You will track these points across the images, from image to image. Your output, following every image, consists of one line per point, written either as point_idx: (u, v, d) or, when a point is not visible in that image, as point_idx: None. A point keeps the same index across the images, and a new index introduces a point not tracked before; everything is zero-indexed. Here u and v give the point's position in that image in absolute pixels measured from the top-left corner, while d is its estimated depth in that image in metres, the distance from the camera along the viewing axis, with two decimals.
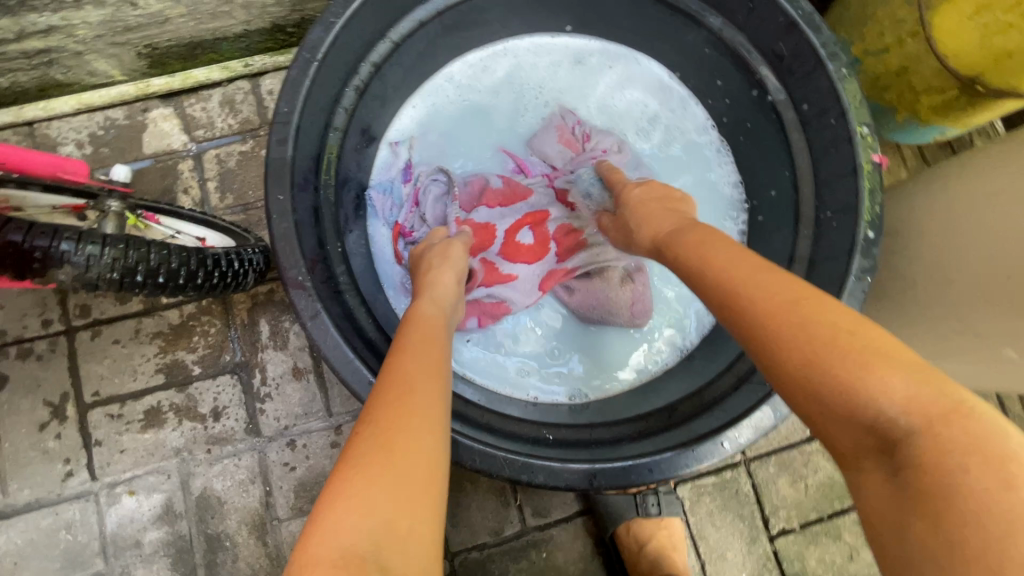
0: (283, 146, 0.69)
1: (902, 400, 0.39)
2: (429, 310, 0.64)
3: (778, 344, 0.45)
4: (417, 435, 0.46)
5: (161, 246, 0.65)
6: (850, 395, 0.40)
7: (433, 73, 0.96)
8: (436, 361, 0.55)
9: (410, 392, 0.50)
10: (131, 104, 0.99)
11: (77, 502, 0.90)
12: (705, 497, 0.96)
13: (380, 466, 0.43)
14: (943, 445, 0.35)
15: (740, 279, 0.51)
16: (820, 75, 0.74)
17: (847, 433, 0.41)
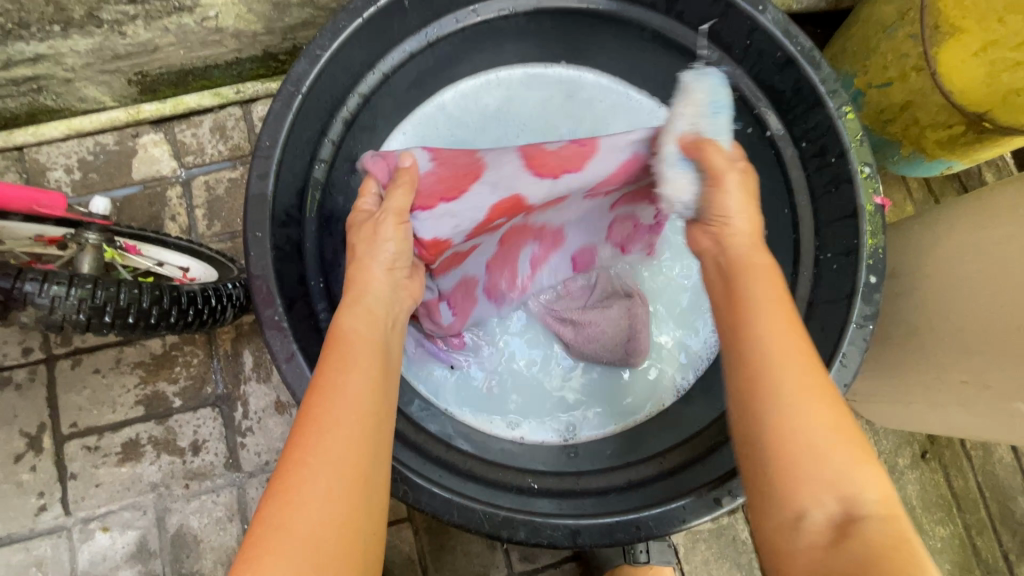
0: (264, 181, 0.68)
1: (874, 502, 0.44)
2: (354, 323, 0.56)
3: (791, 412, 0.46)
4: (325, 483, 0.44)
5: (132, 285, 0.67)
6: (829, 476, 0.44)
7: (426, 100, 0.94)
8: (364, 388, 0.50)
9: (322, 441, 0.46)
10: (121, 130, 0.98)
11: (49, 538, 0.88)
12: (701, 544, 0.92)
13: (285, 537, 0.42)
14: (884, 540, 0.41)
15: (785, 356, 0.49)
16: (819, 113, 0.71)
17: (806, 506, 0.44)
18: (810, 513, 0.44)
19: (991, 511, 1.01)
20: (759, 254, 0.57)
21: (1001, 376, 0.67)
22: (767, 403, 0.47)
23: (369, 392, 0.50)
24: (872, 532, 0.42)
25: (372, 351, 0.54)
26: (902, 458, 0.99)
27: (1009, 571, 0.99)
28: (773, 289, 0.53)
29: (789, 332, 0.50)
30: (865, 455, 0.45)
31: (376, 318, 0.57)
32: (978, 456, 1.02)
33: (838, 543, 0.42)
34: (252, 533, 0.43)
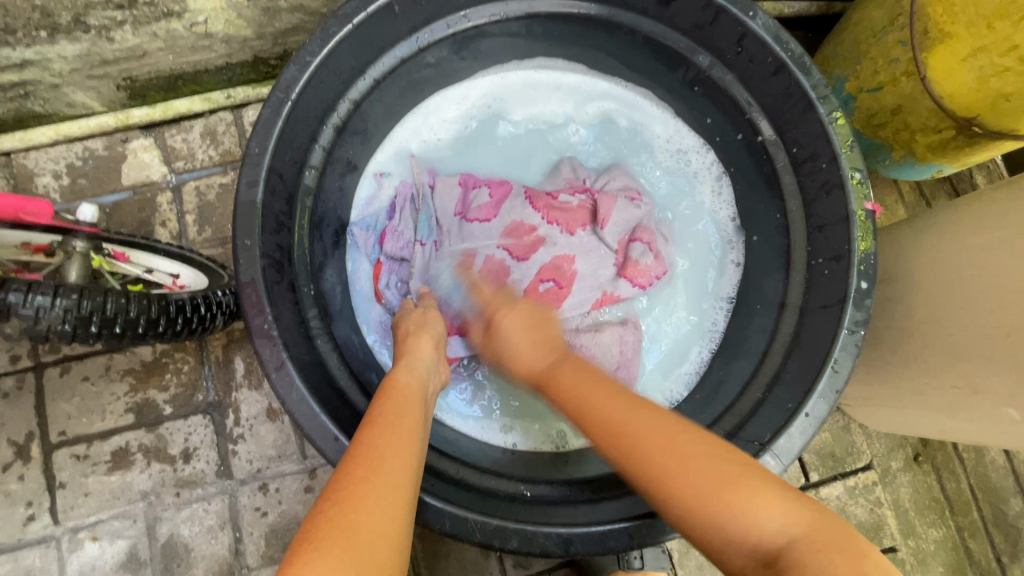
0: (253, 188, 0.67)
1: (784, 522, 0.45)
2: (406, 377, 0.62)
3: (664, 482, 0.48)
4: (381, 508, 0.45)
5: (119, 294, 0.66)
6: (738, 521, 0.45)
7: (418, 105, 0.93)
8: (411, 428, 0.55)
9: (380, 463, 0.49)
10: (111, 135, 0.98)
11: (38, 548, 0.87)
12: (695, 548, 0.92)
13: (345, 538, 0.42)
14: (813, 566, 0.41)
15: (622, 426, 0.52)
16: (810, 119, 0.71)
17: (740, 553, 0.45)
18: (742, 564, 0.45)
19: (983, 513, 1.01)
20: (560, 370, 0.62)
21: (991, 381, 0.68)
22: (660, 492, 0.49)
23: (416, 434, 0.55)
24: (803, 563, 0.42)
25: (418, 402, 0.59)
26: (895, 461, 0.99)
27: (1002, 573, 0.99)
28: (599, 383, 0.58)
29: (633, 406, 0.54)
30: (747, 483, 0.47)
31: (426, 377, 0.65)
32: (970, 459, 1.02)
33: None
34: (303, 540, 0.43)
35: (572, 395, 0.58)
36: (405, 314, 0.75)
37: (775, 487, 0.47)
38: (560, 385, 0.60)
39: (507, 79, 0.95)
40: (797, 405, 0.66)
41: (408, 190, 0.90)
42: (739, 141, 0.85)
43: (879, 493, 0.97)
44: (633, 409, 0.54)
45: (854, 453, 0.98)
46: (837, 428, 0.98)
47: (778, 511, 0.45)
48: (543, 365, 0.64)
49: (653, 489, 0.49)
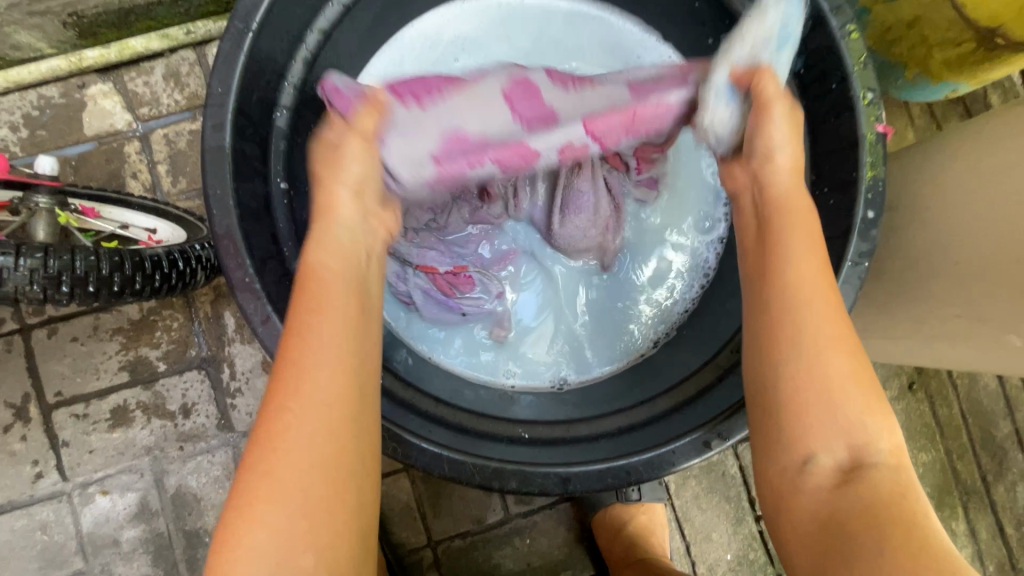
0: (220, 132, 0.62)
1: (884, 443, 0.47)
2: (326, 259, 0.53)
3: (814, 339, 0.49)
4: (302, 428, 0.45)
5: (87, 252, 0.65)
6: (839, 416, 0.47)
7: (397, 34, 0.86)
8: (333, 334, 0.49)
9: (299, 388, 0.46)
10: (66, 80, 0.91)
11: (50, 503, 0.89)
12: (691, 480, 0.95)
13: (269, 483, 0.43)
14: (886, 485, 0.44)
15: (801, 282, 0.50)
16: (819, 33, 0.66)
17: (819, 442, 0.47)
18: (817, 450, 0.47)
19: (973, 437, 1.03)
20: (800, 196, 0.55)
21: (995, 308, 0.66)
22: (803, 350, 0.48)
23: (341, 330, 0.49)
24: (877, 478, 0.45)
25: (344, 289, 0.51)
26: (890, 390, 1.00)
27: (987, 491, 1.03)
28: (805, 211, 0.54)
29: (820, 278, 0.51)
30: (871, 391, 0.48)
31: (348, 246, 0.54)
32: (964, 384, 1.04)
33: (844, 483, 0.45)
34: (238, 483, 0.44)
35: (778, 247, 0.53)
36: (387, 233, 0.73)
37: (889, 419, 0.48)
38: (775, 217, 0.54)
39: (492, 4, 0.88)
40: None
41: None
42: None
43: None
44: (809, 269, 0.51)
45: None
46: None
47: (883, 428, 0.47)
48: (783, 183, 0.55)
49: (806, 346, 0.48)
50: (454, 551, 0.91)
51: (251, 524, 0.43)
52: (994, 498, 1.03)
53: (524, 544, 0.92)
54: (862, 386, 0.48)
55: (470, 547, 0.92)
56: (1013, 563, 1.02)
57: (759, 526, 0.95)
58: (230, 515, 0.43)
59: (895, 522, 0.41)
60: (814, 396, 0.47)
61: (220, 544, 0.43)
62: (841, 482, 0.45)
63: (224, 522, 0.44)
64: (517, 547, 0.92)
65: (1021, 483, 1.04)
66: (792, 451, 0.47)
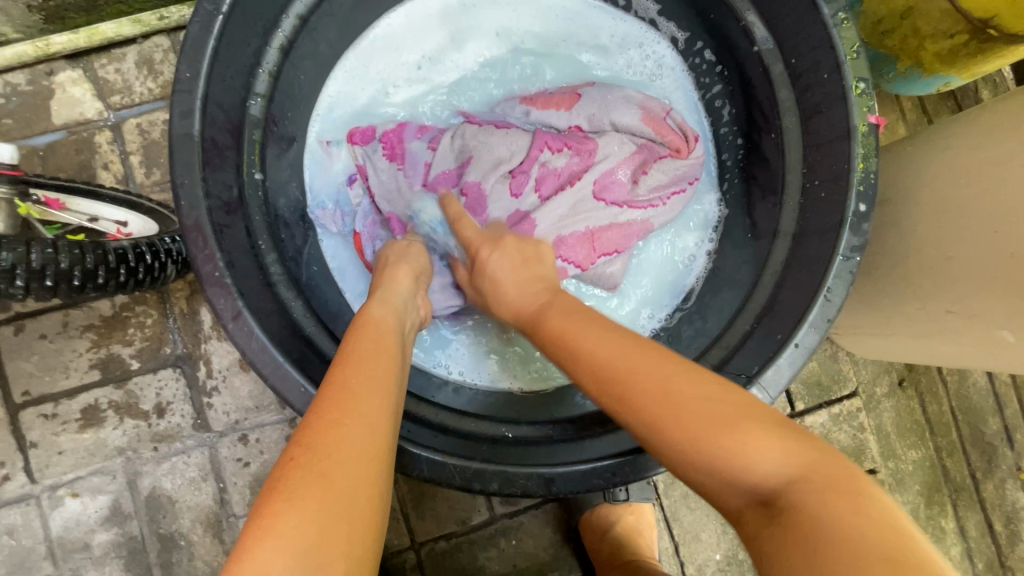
0: (188, 119, 0.59)
1: (781, 463, 0.39)
2: (382, 313, 0.58)
3: (678, 418, 0.43)
4: (356, 436, 0.44)
5: (45, 245, 0.62)
6: (727, 459, 0.40)
7: (369, 31, 0.83)
8: (390, 367, 0.52)
9: (359, 401, 0.46)
10: (33, 66, 0.87)
11: (18, 506, 0.85)
12: (680, 479, 0.93)
13: (320, 488, 0.40)
14: (809, 502, 0.36)
15: (653, 345, 0.49)
16: (812, 21, 0.64)
17: (736, 494, 0.40)
18: (737, 500, 0.40)
19: (962, 433, 1.03)
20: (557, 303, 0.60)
21: (988, 303, 0.65)
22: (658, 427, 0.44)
23: (395, 375, 0.52)
24: (800, 503, 0.36)
25: (396, 339, 0.56)
26: (879, 387, 0.99)
27: (976, 488, 1.02)
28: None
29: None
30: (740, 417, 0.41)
31: (403, 312, 0.61)
32: (953, 381, 1.03)
33: (771, 518, 0.37)
34: (273, 486, 0.41)
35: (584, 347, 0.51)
36: (389, 245, 0.73)
37: (775, 424, 0.41)
38: (551, 323, 0.57)
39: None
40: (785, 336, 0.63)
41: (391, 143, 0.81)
42: (728, 54, 0.78)
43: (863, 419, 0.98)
44: (638, 351, 0.48)
45: (841, 381, 0.98)
46: (826, 357, 0.98)
47: (778, 449, 0.40)
48: (529, 305, 0.62)
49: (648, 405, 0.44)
50: (439, 553, 0.89)
51: (287, 526, 0.38)
52: (983, 494, 1.02)
53: (511, 545, 0.90)
54: (739, 409, 0.42)
55: (455, 548, 0.89)
56: (1001, 560, 1.02)
57: None
58: (261, 517, 0.39)
59: (814, 537, 0.34)
60: (695, 451, 0.41)
61: (243, 550, 0.38)
62: (764, 507, 0.38)
63: (248, 530, 0.39)
64: (503, 548, 0.90)
65: (1010, 481, 1.04)
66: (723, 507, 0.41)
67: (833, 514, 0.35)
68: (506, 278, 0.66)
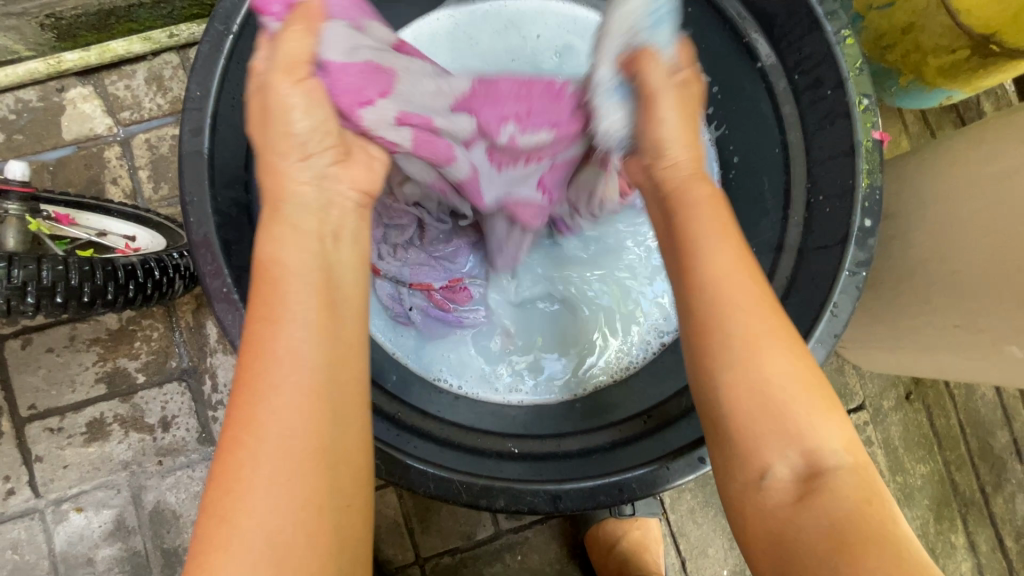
0: (198, 137, 0.60)
1: (840, 445, 0.43)
2: (292, 257, 0.45)
3: (759, 365, 0.44)
4: (263, 452, 0.39)
5: (55, 261, 0.62)
6: (795, 426, 0.43)
7: None
8: (297, 344, 0.42)
9: (260, 408, 0.40)
10: (45, 83, 0.88)
11: (22, 521, 0.85)
12: (686, 494, 0.92)
13: (240, 516, 0.38)
14: (851, 488, 0.41)
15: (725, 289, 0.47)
16: (815, 38, 0.64)
17: (784, 453, 0.43)
18: (781, 459, 0.43)
19: (971, 447, 1.02)
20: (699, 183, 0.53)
21: (994, 319, 0.65)
22: (741, 365, 0.44)
23: (307, 351, 0.42)
24: (838, 483, 0.41)
25: (309, 291, 0.44)
26: (886, 400, 0.99)
27: (985, 503, 1.01)
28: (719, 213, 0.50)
29: (733, 283, 0.47)
30: (815, 388, 0.44)
31: (328, 250, 0.47)
32: (961, 395, 1.02)
33: (804, 494, 0.42)
34: (203, 521, 0.39)
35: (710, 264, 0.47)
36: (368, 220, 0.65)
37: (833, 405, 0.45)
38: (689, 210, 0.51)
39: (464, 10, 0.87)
40: None
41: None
42: (732, 67, 0.78)
43: (870, 432, 0.97)
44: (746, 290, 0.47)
45: (847, 394, 0.97)
46: (832, 370, 0.97)
47: (835, 426, 0.44)
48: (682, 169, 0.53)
49: (743, 350, 0.44)
50: (443, 569, 0.89)
51: (216, 567, 0.37)
52: (993, 509, 1.01)
53: (515, 561, 0.89)
54: (808, 383, 0.45)
55: (460, 564, 0.89)
56: None
57: None
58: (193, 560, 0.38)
59: (844, 525, 0.40)
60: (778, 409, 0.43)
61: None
62: (797, 497, 0.42)
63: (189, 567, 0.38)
64: (508, 564, 0.89)
65: (1020, 495, 1.03)
66: (749, 464, 0.44)
67: (864, 504, 0.41)
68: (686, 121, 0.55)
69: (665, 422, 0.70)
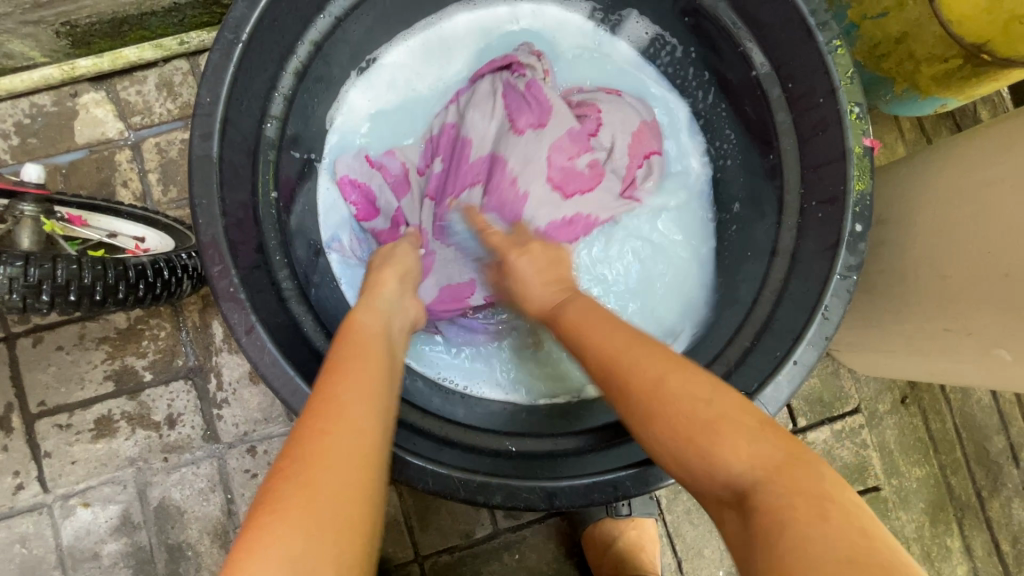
0: (207, 142, 0.62)
1: (748, 464, 0.42)
2: (369, 319, 0.61)
3: (658, 408, 0.47)
4: (337, 445, 0.45)
5: (70, 261, 0.65)
6: (706, 454, 0.44)
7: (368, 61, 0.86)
8: (374, 375, 0.53)
9: (341, 413, 0.48)
10: (58, 88, 0.91)
11: (30, 515, 0.87)
12: (683, 494, 0.94)
13: (305, 497, 0.42)
14: (781, 502, 0.39)
15: (616, 353, 0.52)
16: (808, 48, 0.66)
17: (716, 481, 0.43)
18: (721, 489, 0.43)
19: (967, 451, 1.02)
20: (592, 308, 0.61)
21: (984, 323, 0.66)
22: (646, 418, 0.48)
23: (379, 384, 0.52)
24: (766, 500, 0.40)
25: (382, 343, 0.58)
26: (882, 404, 1.00)
27: (981, 507, 1.01)
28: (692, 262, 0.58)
29: (627, 347, 0.53)
30: (734, 415, 0.45)
31: (389, 315, 0.64)
32: (957, 399, 1.03)
33: (744, 516, 0.40)
34: (264, 500, 0.42)
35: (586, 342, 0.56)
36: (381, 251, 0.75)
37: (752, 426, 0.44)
38: (568, 316, 0.61)
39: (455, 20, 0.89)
40: (785, 353, 0.64)
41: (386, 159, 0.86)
42: (727, 74, 0.80)
43: (866, 435, 0.98)
44: (638, 346, 0.52)
45: (843, 398, 0.98)
46: (828, 374, 0.98)
47: (745, 450, 0.43)
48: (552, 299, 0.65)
49: (635, 395, 0.49)
50: (442, 567, 0.90)
51: (275, 537, 0.40)
52: (990, 514, 1.02)
53: (514, 560, 0.91)
54: (701, 417, 0.45)
55: (458, 562, 0.90)
56: None
57: None
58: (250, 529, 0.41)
59: (786, 534, 0.37)
60: (691, 444, 0.45)
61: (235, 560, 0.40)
62: (739, 522, 0.41)
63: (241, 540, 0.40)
64: (506, 563, 0.91)
65: (1017, 500, 1.03)
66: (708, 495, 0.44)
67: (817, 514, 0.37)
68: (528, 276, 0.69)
69: None
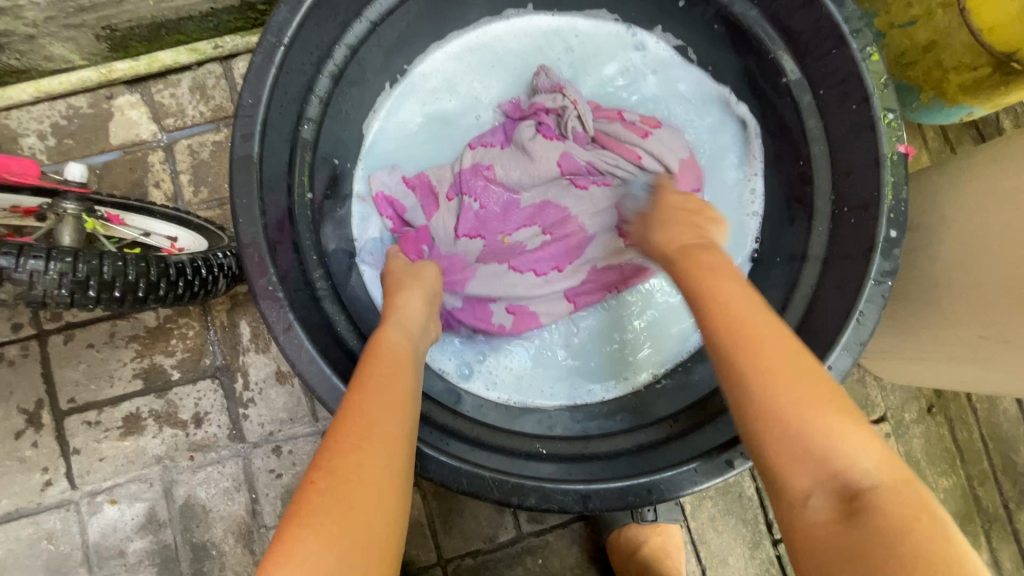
0: (248, 142, 0.63)
1: (874, 465, 0.42)
2: (395, 336, 0.61)
3: (768, 377, 0.46)
4: (373, 461, 0.46)
5: (115, 257, 0.66)
6: (825, 448, 0.43)
7: (405, 70, 0.88)
8: (403, 393, 0.53)
9: (373, 429, 0.48)
10: (95, 91, 0.93)
11: (58, 511, 0.88)
12: (707, 501, 0.93)
13: (341, 512, 0.42)
14: (893, 510, 0.39)
15: (752, 327, 0.50)
16: (841, 54, 0.66)
17: (820, 472, 0.43)
18: (817, 483, 0.43)
19: (994, 462, 1.01)
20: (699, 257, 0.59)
21: (1021, 330, 0.66)
22: (760, 386, 0.46)
23: (408, 398, 0.53)
24: (884, 505, 0.40)
25: (408, 361, 0.58)
26: (908, 413, 0.99)
27: (1009, 519, 1.00)
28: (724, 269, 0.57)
29: (761, 324, 0.50)
30: (845, 414, 0.44)
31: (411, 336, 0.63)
32: (983, 409, 1.02)
33: (849, 514, 0.40)
34: (294, 513, 0.42)
35: (708, 288, 0.55)
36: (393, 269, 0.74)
37: (866, 429, 0.45)
38: (699, 259, 0.59)
39: (490, 31, 0.90)
40: (819, 358, 0.64)
41: (420, 179, 0.86)
42: (756, 81, 0.81)
43: (891, 444, 0.97)
44: (749, 303, 0.52)
45: (868, 406, 0.98)
46: (854, 381, 0.98)
47: (872, 452, 0.43)
48: (690, 241, 0.63)
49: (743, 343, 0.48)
50: (465, 570, 0.90)
51: (307, 551, 0.40)
52: (1017, 526, 1.00)
53: (536, 565, 0.90)
54: (831, 410, 0.45)
55: (481, 566, 0.90)
56: None
57: (776, 550, 0.93)
58: (281, 542, 0.41)
59: (895, 542, 0.38)
60: (798, 430, 0.44)
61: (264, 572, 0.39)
62: (842, 518, 0.41)
63: (273, 552, 0.40)
64: (528, 567, 0.90)
65: None
66: (790, 489, 0.44)
67: (910, 519, 0.39)
68: (675, 228, 0.65)
69: (693, 426, 0.71)
